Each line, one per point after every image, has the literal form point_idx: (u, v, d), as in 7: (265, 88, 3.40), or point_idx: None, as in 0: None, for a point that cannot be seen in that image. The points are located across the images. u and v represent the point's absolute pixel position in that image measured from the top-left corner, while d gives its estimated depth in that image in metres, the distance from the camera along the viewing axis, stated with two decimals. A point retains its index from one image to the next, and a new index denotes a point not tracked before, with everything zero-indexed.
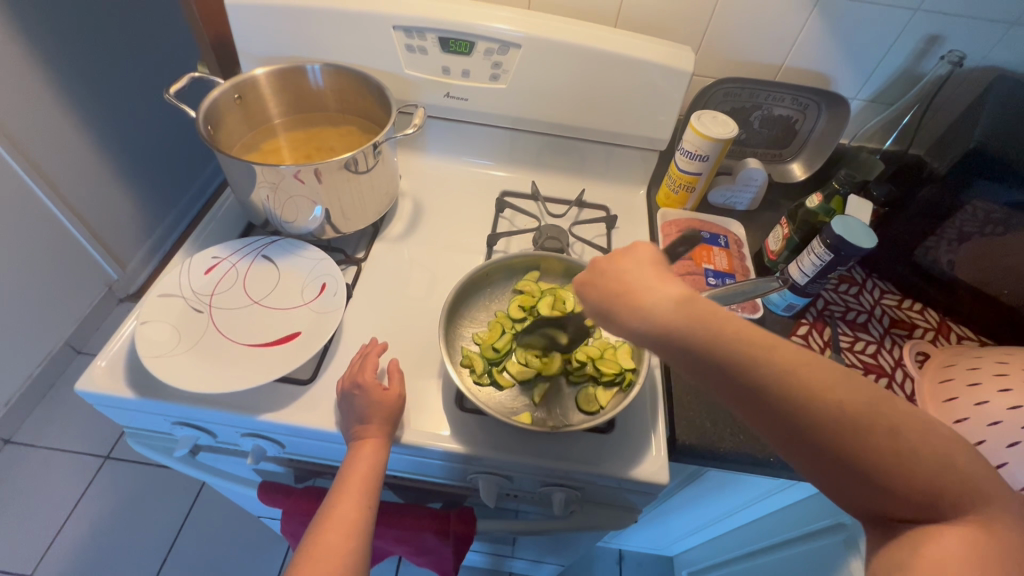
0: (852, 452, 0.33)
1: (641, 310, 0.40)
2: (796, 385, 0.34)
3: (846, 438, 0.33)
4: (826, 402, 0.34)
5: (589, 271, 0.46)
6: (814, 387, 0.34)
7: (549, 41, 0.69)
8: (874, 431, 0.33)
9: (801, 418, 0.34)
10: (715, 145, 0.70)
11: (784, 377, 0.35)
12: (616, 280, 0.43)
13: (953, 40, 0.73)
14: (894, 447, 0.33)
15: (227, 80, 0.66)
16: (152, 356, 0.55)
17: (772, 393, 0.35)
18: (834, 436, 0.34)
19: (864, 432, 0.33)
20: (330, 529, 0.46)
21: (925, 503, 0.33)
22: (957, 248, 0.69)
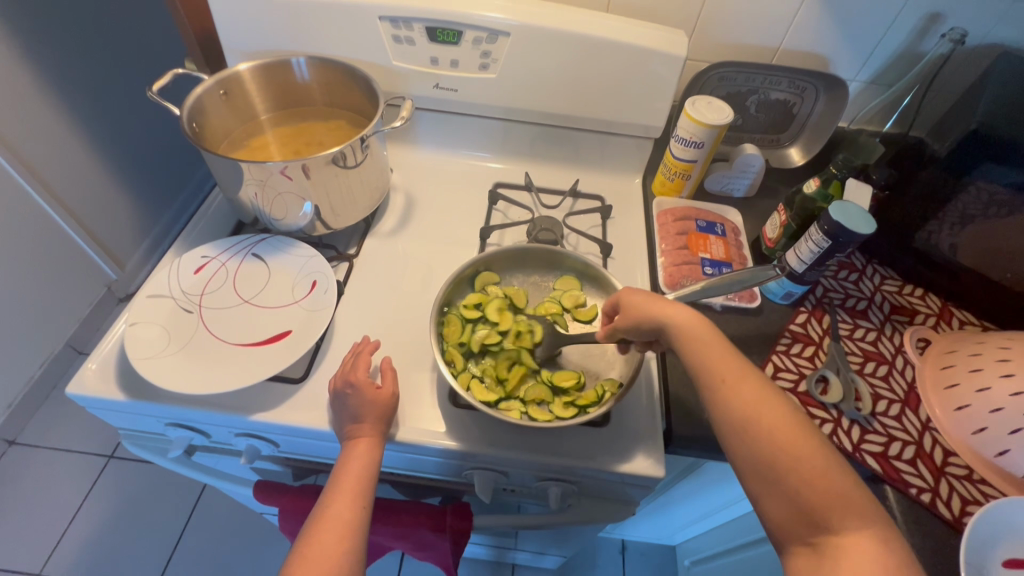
0: (776, 479, 0.39)
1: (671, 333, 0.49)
2: (746, 416, 0.42)
3: (768, 467, 0.39)
4: (761, 436, 0.40)
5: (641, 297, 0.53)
6: (760, 423, 0.41)
7: (539, 28, 0.67)
8: (794, 463, 0.39)
9: (739, 440, 0.41)
10: (710, 131, 0.69)
11: (739, 410, 0.42)
12: (653, 312, 0.50)
13: (954, 18, 0.71)
14: (804, 478, 0.38)
15: (211, 76, 0.65)
16: (141, 358, 0.54)
17: (728, 416, 0.42)
18: (763, 461, 0.40)
19: (789, 463, 0.39)
20: (324, 531, 0.46)
21: (827, 526, 0.36)
22: (959, 231, 0.67)
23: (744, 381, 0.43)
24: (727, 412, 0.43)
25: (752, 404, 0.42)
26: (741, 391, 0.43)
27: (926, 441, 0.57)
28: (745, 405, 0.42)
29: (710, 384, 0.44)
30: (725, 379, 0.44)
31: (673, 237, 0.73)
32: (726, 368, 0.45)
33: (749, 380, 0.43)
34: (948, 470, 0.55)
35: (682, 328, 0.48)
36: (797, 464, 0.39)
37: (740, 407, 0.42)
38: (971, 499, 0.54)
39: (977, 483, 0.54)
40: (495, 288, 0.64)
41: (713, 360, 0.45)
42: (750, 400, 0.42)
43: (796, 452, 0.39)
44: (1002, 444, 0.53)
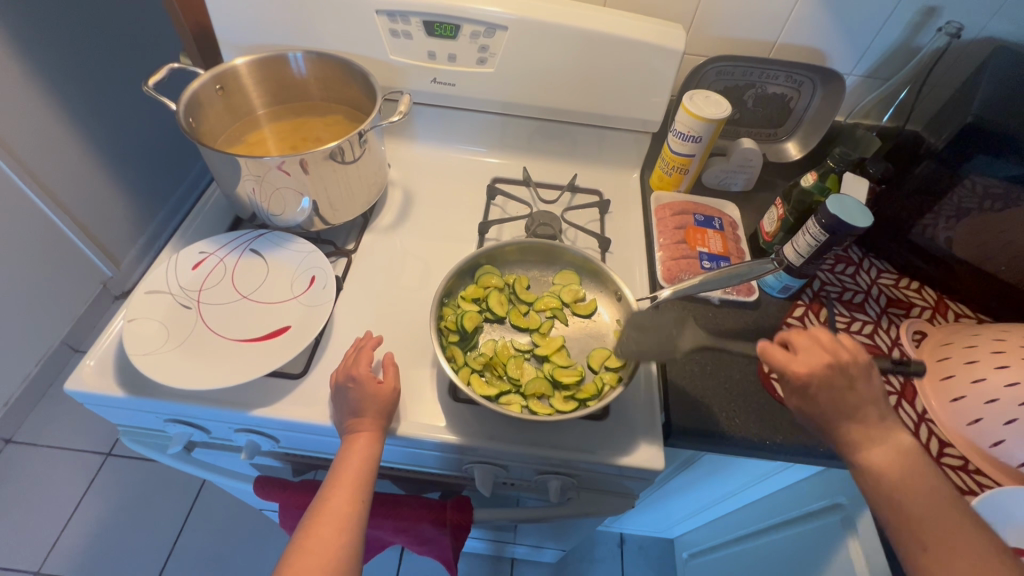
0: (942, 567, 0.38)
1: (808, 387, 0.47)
2: (919, 515, 0.41)
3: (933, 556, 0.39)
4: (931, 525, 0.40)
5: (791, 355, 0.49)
6: (917, 509, 0.41)
7: (537, 22, 0.67)
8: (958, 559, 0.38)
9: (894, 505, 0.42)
10: (708, 126, 0.69)
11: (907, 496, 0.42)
12: (828, 359, 0.48)
13: (950, 11, 0.71)
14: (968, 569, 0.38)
15: (207, 70, 0.64)
16: (141, 354, 0.54)
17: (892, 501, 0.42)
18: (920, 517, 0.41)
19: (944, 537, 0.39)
20: (323, 523, 0.46)
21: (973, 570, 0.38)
22: (954, 225, 0.68)
23: (914, 464, 0.43)
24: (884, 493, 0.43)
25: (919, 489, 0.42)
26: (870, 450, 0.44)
27: (922, 432, 0.58)
28: (905, 485, 0.42)
29: (877, 474, 0.43)
30: (899, 468, 0.43)
31: (671, 232, 0.73)
32: (893, 458, 0.44)
33: (914, 463, 0.43)
34: (944, 461, 0.56)
35: (816, 380, 0.47)
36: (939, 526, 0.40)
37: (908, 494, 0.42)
38: (966, 488, 0.54)
39: (972, 474, 0.55)
40: (494, 281, 0.63)
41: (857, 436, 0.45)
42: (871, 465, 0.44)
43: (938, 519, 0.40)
44: (996, 435, 0.54)
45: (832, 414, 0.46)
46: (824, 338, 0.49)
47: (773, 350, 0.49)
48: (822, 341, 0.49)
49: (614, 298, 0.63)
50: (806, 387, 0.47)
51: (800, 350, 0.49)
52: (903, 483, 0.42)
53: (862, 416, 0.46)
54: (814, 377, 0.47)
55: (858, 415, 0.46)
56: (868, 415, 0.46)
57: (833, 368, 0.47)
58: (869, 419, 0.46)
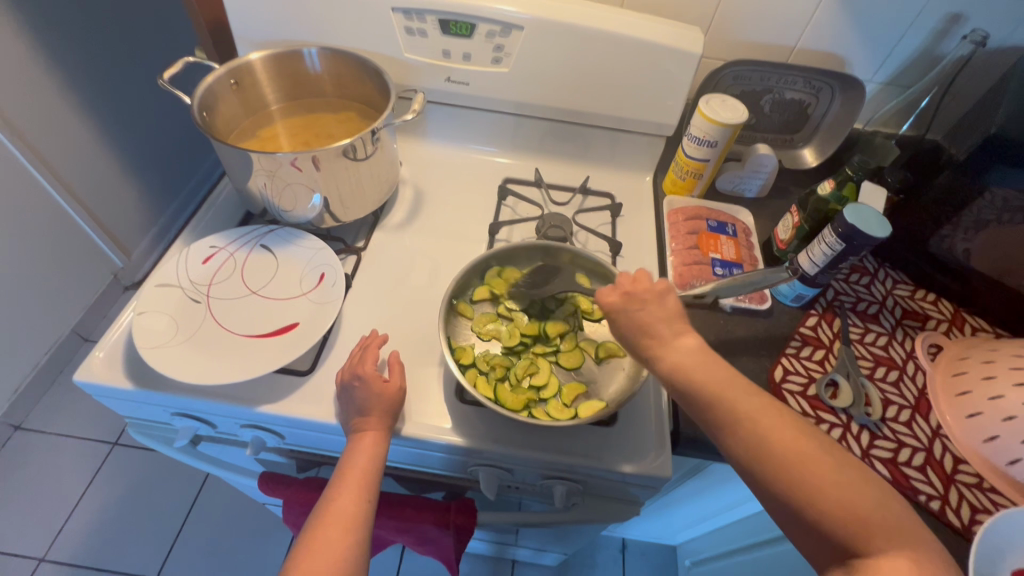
0: (778, 473, 0.37)
1: (664, 356, 0.43)
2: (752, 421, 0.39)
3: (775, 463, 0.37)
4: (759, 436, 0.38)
5: (621, 299, 0.47)
6: (737, 410, 0.40)
7: (553, 21, 0.66)
8: (791, 449, 0.37)
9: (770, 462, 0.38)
10: (723, 131, 0.68)
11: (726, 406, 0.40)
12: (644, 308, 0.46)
13: (975, 20, 0.70)
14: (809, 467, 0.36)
15: (222, 65, 0.64)
16: (149, 347, 0.54)
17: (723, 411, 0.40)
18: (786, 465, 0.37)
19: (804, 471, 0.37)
20: (328, 524, 0.46)
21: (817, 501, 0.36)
22: (973, 237, 0.66)
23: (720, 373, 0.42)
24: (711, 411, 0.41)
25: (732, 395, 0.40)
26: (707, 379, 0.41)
27: (936, 448, 0.57)
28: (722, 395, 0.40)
29: (688, 381, 0.42)
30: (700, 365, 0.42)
31: (684, 237, 0.72)
32: (697, 359, 0.42)
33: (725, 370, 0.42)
34: (958, 478, 0.55)
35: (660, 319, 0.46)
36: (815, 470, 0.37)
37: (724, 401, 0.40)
38: (980, 507, 0.53)
39: (986, 492, 0.54)
40: (516, 276, 0.64)
41: (680, 362, 0.43)
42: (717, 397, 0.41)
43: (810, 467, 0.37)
44: (1014, 453, 0.53)
45: (636, 334, 0.46)
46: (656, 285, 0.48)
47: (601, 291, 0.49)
48: (648, 286, 0.48)
49: None
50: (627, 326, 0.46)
51: (638, 286, 0.48)
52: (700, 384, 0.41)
53: (655, 330, 0.45)
54: (618, 302, 0.47)
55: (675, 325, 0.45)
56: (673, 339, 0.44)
57: (629, 294, 0.47)
58: (664, 335, 0.45)
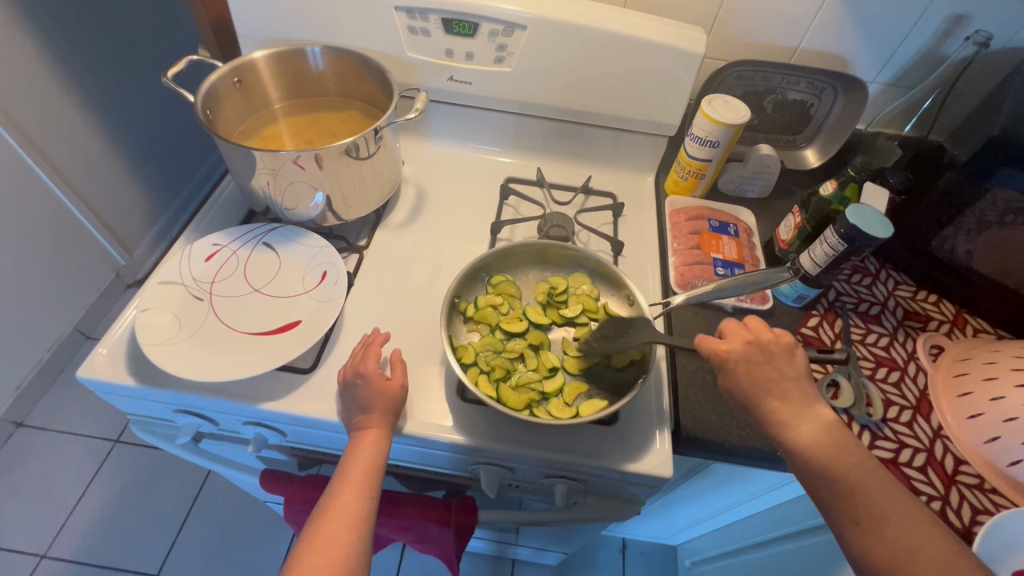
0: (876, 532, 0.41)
1: (781, 419, 0.46)
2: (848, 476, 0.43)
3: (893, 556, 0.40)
4: (888, 528, 0.41)
5: (747, 350, 0.49)
6: (872, 503, 0.42)
7: (556, 21, 0.66)
8: (905, 537, 0.41)
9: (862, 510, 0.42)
10: (726, 131, 0.68)
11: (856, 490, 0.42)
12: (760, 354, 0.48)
13: (978, 20, 0.70)
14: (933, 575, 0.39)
15: (225, 63, 0.64)
16: (153, 344, 0.54)
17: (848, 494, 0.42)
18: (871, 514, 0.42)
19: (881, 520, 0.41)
20: (331, 520, 0.46)
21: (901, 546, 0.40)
22: (975, 238, 0.66)
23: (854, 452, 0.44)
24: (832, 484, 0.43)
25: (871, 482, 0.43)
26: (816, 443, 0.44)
27: (936, 448, 0.57)
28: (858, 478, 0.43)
29: (797, 444, 0.45)
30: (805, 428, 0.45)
31: (686, 237, 0.72)
32: (822, 434, 0.45)
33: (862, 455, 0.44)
34: (959, 479, 0.55)
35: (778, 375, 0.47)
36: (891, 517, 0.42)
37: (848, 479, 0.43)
38: (981, 508, 0.53)
39: (987, 493, 0.54)
40: (510, 286, 0.64)
41: (806, 434, 0.45)
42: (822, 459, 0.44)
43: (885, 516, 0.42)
44: (1014, 454, 0.53)
45: (755, 390, 0.47)
46: (782, 341, 0.49)
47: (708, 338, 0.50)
48: (770, 339, 0.49)
49: (626, 302, 0.63)
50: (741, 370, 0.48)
51: (760, 337, 0.49)
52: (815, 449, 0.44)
53: (781, 391, 0.47)
54: (741, 352, 0.48)
55: (789, 393, 0.47)
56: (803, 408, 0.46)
57: (755, 346, 0.49)
58: (797, 400, 0.46)
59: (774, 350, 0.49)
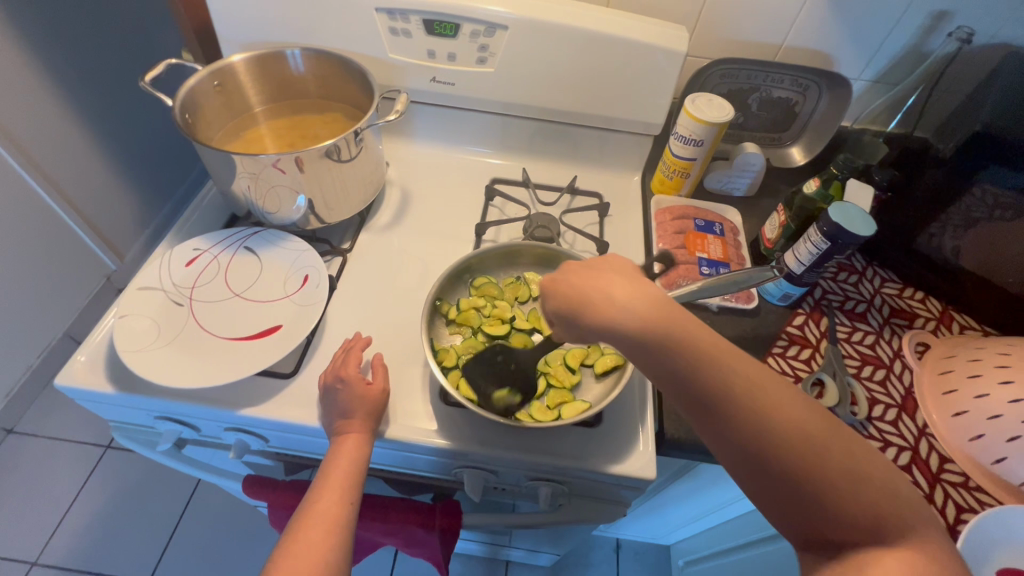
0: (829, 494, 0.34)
1: (711, 376, 0.37)
2: (794, 420, 0.35)
3: (820, 531, 0.34)
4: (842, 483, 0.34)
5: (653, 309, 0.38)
6: (821, 456, 0.35)
7: (537, 21, 0.66)
8: (853, 493, 0.34)
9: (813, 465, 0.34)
10: (709, 130, 0.67)
11: (774, 461, 0.35)
12: (586, 294, 0.41)
13: (962, 16, 0.69)
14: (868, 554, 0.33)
15: (205, 67, 0.64)
16: (130, 351, 0.54)
17: (767, 467, 0.35)
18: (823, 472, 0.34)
19: (837, 479, 0.34)
20: (311, 526, 0.46)
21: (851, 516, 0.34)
22: (962, 235, 0.65)
23: (781, 414, 0.36)
24: (748, 452, 0.36)
25: (798, 449, 0.35)
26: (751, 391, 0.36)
27: (922, 447, 0.56)
28: (779, 443, 0.35)
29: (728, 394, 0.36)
30: (743, 383, 0.37)
31: (671, 237, 0.72)
32: (752, 380, 0.37)
33: (796, 412, 0.36)
34: (944, 477, 0.54)
35: (641, 315, 0.38)
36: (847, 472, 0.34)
37: (765, 446, 0.35)
38: (966, 506, 0.53)
39: (972, 491, 0.54)
40: (492, 287, 0.63)
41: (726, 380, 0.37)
42: (768, 408, 0.36)
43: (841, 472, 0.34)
44: (999, 452, 0.52)
45: (666, 350, 0.37)
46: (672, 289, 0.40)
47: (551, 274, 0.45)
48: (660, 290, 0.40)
49: None
50: (584, 311, 0.40)
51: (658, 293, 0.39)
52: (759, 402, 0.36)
53: (694, 344, 0.37)
54: (640, 309, 0.38)
55: (702, 342, 0.38)
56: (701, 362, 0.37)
57: (658, 301, 0.39)
58: (709, 351, 0.37)
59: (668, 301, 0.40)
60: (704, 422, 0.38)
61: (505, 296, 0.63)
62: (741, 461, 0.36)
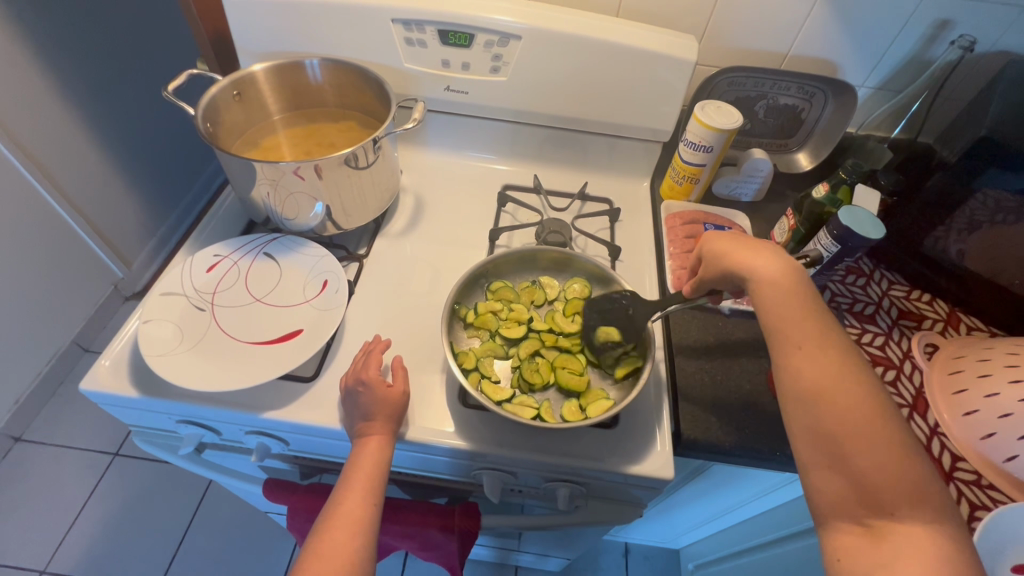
0: (865, 481, 0.38)
1: (797, 359, 0.44)
2: (848, 414, 0.40)
3: (858, 496, 0.38)
4: (881, 474, 0.38)
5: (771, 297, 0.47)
6: (866, 448, 0.39)
7: (549, 31, 0.67)
8: (889, 490, 0.38)
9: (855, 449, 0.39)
10: (719, 136, 0.69)
11: (841, 429, 0.40)
12: (740, 266, 0.49)
13: (963, 25, 0.71)
14: (899, 526, 0.37)
15: (226, 76, 0.65)
16: (155, 355, 0.55)
17: (834, 434, 0.40)
18: (864, 460, 0.39)
19: (878, 472, 0.38)
20: (336, 527, 0.46)
21: (883, 504, 0.37)
22: (967, 238, 0.67)
23: (850, 393, 0.41)
24: (819, 419, 0.41)
25: (857, 423, 0.40)
26: (820, 381, 0.42)
27: (934, 445, 0.57)
28: (847, 415, 0.40)
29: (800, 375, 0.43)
30: (822, 374, 0.42)
31: (682, 241, 0.73)
32: (824, 372, 0.42)
33: (843, 388, 0.41)
34: (957, 475, 0.55)
35: (768, 284, 0.47)
36: (884, 468, 0.38)
37: (833, 418, 0.41)
38: (979, 503, 0.54)
39: (985, 488, 0.55)
40: (508, 292, 0.64)
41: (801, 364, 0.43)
42: (828, 398, 0.41)
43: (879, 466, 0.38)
44: (1010, 450, 0.53)
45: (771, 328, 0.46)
46: (796, 289, 0.47)
47: (715, 236, 0.54)
48: (784, 284, 0.47)
49: None
50: (743, 279, 0.50)
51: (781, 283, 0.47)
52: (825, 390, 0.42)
53: (791, 332, 0.45)
54: (765, 294, 0.47)
55: (799, 332, 0.45)
56: (809, 338, 0.44)
57: (785, 287, 0.47)
58: (801, 341, 0.44)
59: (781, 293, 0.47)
60: (788, 392, 0.43)
61: (521, 299, 0.64)
62: (811, 428, 0.41)
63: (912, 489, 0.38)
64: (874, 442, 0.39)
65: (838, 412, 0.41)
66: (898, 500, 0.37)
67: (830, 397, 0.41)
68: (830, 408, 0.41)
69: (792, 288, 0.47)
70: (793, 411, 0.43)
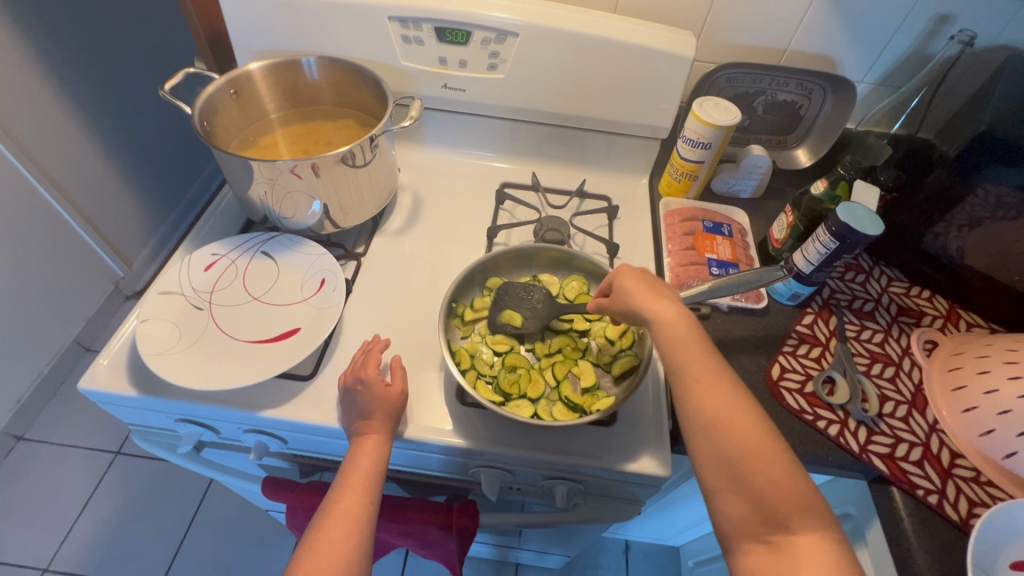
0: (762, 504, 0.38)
1: (701, 393, 0.43)
2: (743, 441, 0.41)
3: (762, 517, 0.38)
4: (773, 496, 0.38)
5: (670, 338, 0.47)
6: (762, 471, 0.39)
7: (547, 28, 0.67)
8: (780, 510, 0.38)
9: (750, 473, 0.39)
10: (716, 132, 0.69)
11: (739, 453, 0.40)
12: (642, 308, 0.49)
13: (963, 20, 0.71)
14: (796, 539, 0.37)
15: (222, 75, 0.65)
16: (152, 354, 0.55)
17: (735, 459, 0.40)
18: (760, 486, 0.39)
19: (775, 492, 0.38)
20: (332, 524, 0.46)
21: (784, 524, 0.37)
22: (966, 234, 0.67)
23: (745, 420, 0.42)
24: (721, 448, 0.41)
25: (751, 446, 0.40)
26: (719, 409, 0.42)
27: (933, 442, 0.57)
28: (747, 440, 0.41)
29: (700, 406, 0.43)
30: (717, 406, 0.42)
31: (680, 238, 0.73)
32: (724, 403, 0.42)
33: (735, 410, 0.42)
34: (955, 472, 0.55)
35: (668, 327, 0.47)
36: (776, 492, 0.38)
37: (731, 445, 0.41)
38: (978, 501, 0.53)
39: (984, 486, 0.54)
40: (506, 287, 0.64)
41: (700, 395, 0.43)
42: (727, 424, 0.41)
43: (776, 487, 0.39)
44: (1008, 447, 0.53)
45: (676, 366, 0.45)
46: (686, 328, 0.47)
47: (628, 272, 0.53)
48: (675, 326, 0.47)
49: None
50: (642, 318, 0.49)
51: (672, 329, 0.47)
52: (723, 421, 0.42)
53: (696, 369, 0.44)
54: (669, 332, 0.47)
55: (701, 369, 0.44)
56: (706, 373, 0.44)
57: (685, 325, 0.47)
58: (708, 376, 0.44)
59: (676, 336, 0.46)
60: (689, 423, 0.43)
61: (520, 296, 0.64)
62: (710, 455, 0.41)
63: (805, 503, 0.38)
64: (767, 467, 0.39)
65: (735, 437, 0.41)
66: (791, 519, 0.37)
67: (724, 425, 0.41)
68: (725, 435, 0.41)
69: (680, 329, 0.47)
70: (694, 442, 0.42)
